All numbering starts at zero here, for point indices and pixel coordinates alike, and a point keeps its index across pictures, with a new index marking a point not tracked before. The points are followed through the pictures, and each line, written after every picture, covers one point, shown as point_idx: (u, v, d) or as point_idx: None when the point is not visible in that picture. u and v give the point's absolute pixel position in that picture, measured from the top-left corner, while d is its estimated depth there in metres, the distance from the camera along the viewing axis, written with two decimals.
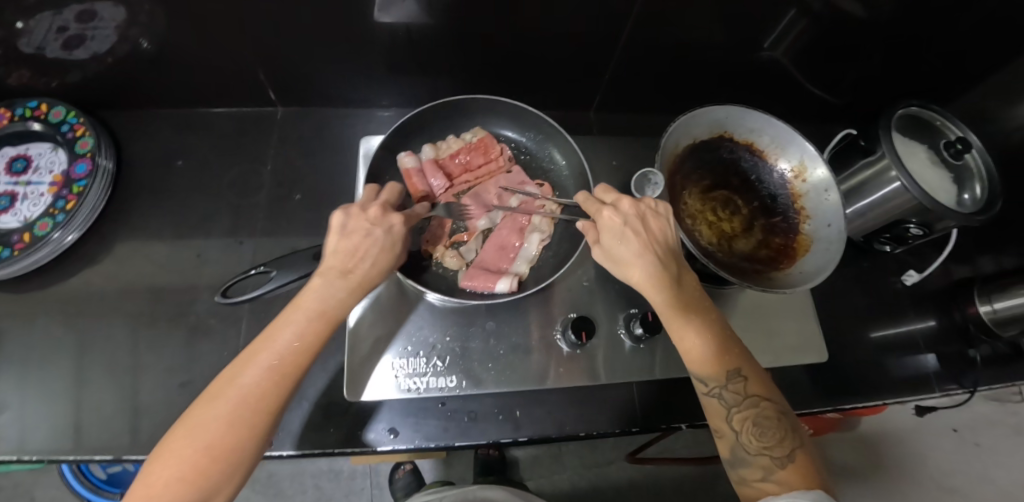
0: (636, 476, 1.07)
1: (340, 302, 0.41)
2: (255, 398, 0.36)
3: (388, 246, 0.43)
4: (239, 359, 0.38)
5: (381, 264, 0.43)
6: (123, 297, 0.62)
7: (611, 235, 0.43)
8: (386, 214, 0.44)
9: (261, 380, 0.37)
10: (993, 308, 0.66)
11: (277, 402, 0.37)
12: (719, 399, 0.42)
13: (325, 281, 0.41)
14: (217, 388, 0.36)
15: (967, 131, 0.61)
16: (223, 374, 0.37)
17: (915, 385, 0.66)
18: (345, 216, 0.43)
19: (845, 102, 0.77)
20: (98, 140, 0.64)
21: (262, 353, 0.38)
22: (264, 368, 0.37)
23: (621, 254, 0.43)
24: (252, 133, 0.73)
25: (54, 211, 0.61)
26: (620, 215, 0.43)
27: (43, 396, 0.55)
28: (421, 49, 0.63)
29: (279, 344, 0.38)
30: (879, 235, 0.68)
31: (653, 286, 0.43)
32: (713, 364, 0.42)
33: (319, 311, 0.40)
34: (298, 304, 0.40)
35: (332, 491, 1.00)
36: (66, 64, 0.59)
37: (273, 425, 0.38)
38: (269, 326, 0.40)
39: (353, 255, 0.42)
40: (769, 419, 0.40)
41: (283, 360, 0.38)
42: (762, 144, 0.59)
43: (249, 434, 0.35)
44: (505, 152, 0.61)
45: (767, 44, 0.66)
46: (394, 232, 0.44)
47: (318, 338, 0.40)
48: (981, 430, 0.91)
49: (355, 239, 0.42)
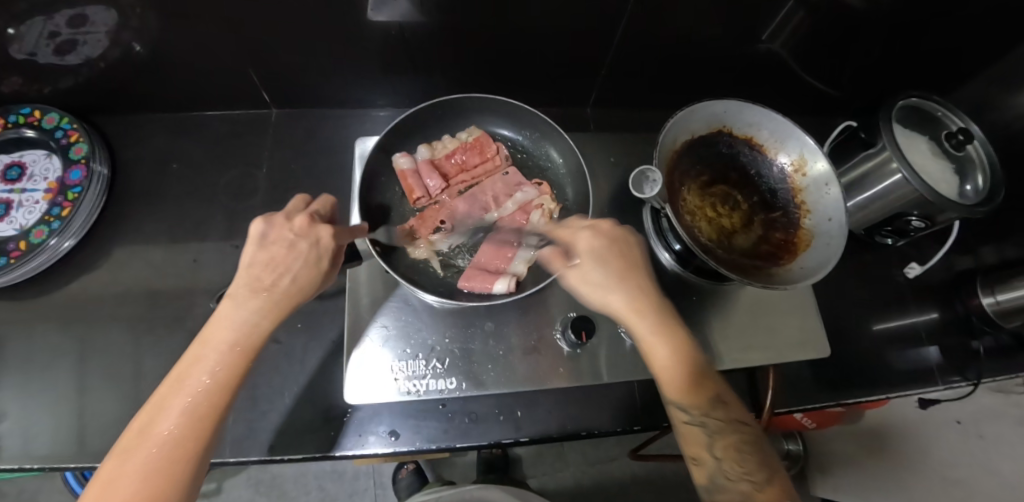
0: (639, 472, 1.07)
1: (253, 327, 0.40)
2: (172, 447, 0.34)
3: (313, 259, 0.43)
4: (144, 412, 0.36)
5: (302, 280, 0.42)
6: (121, 303, 0.61)
7: (594, 258, 0.44)
8: (313, 225, 0.44)
9: (177, 426, 0.35)
10: (996, 300, 0.64)
11: (198, 447, 0.35)
12: (701, 426, 0.40)
13: (238, 302, 0.40)
14: (128, 444, 0.34)
15: (969, 121, 0.61)
16: (131, 430, 0.35)
17: (918, 378, 0.66)
18: (267, 225, 0.43)
19: (843, 94, 0.76)
20: (92, 146, 0.64)
21: (172, 397, 0.36)
22: (181, 414, 0.35)
23: (602, 277, 0.43)
24: (247, 136, 0.72)
25: (49, 219, 0.60)
26: (599, 238, 0.45)
27: (43, 402, 0.55)
28: (415, 49, 0.62)
29: (192, 386, 0.37)
30: (881, 229, 0.67)
31: (631, 308, 0.43)
32: (694, 390, 0.41)
33: (230, 346, 0.38)
34: (205, 342, 0.39)
35: (335, 492, 1.00)
36: (59, 69, 0.59)
37: (200, 472, 0.36)
38: (177, 369, 0.38)
39: (272, 268, 0.41)
40: (750, 444, 0.40)
41: (201, 401, 0.36)
42: (761, 138, 0.58)
43: (172, 487, 0.33)
44: (502, 151, 0.60)
45: (765, 36, 0.66)
46: (320, 245, 0.44)
47: (233, 376, 0.38)
48: (985, 421, 0.81)
49: (276, 250, 0.42)
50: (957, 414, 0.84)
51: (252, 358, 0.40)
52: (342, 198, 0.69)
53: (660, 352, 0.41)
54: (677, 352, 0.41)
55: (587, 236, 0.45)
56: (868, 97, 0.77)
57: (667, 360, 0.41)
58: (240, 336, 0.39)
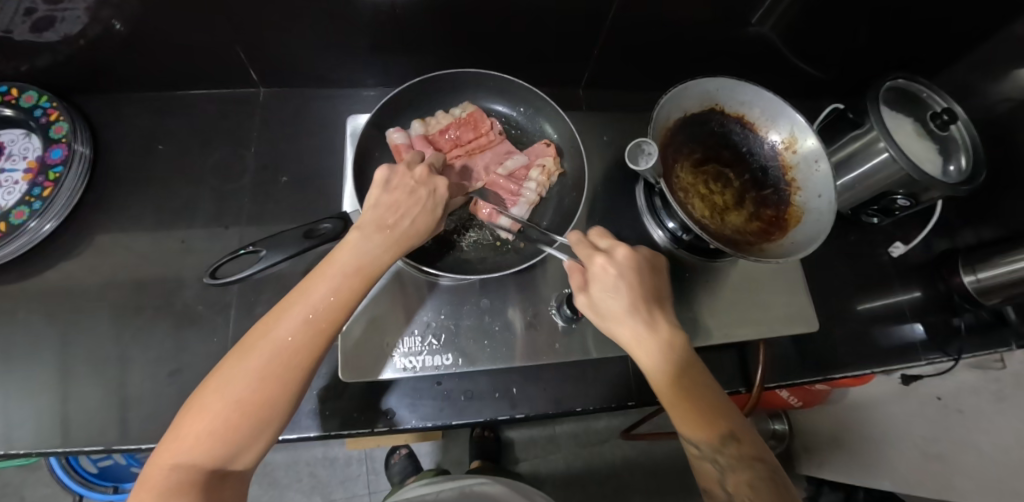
0: (630, 453, 1.08)
1: (375, 258, 0.41)
2: (287, 355, 0.36)
3: (430, 207, 0.44)
4: (273, 314, 0.38)
5: (421, 224, 0.43)
6: (106, 287, 0.60)
7: (599, 285, 0.44)
8: (430, 176, 0.45)
9: (295, 335, 0.37)
10: (977, 278, 0.66)
11: (310, 358, 0.37)
12: (713, 463, 0.42)
13: (363, 235, 0.41)
14: (250, 342, 0.37)
15: (952, 102, 0.62)
16: (256, 330, 0.37)
17: (900, 353, 0.68)
18: (390, 172, 0.44)
19: (830, 76, 0.77)
20: (73, 125, 0.62)
21: (296, 307, 0.38)
22: (300, 325, 0.37)
23: (608, 306, 0.44)
24: (234, 116, 0.71)
25: (30, 199, 0.59)
26: (613, 265, 0.44)
27: (30, 387, 0.54)
28: (406, 26, 0.61)
29: (313, 300, 0.38)
30: (867, 207, 0.69)
31: (634, 339, 0.43)
32: (704, 427, 0.42)
33: (353, 269, 0.40)
34: (332, 262, 0.40)
35: (328, 478, 1.00)
36: (36, 46, 0.56)
37: (307, 380, 0.38)
38: (305, 279, 0.40)
39: (395, 210, 0.42)
40: (771, 487, 0.40)
41: (318, 318, 0.38)
42: (752, 117, 0.59)
43: (280, 392, 0.36)
44: (496, 127, 0.60)
45: (756, 18, 0.66)
46: (437, 195, 0.45)
47: (350, 298, 0.39)
48: (965, 397, 0.82)
49: (399, 195, 0.43)
50: (937, 390, 0.85)
51: (369, 284, 0.41)
52: (332, 179, 0.68)
53: (670, 387, 0.42)
54: (684, 388, 0.42)
55: (593, 262, 0.44)
56: (856, 79, 0.78)
57: (674, 396, 0.42)
58: (362, 261, 0.40)
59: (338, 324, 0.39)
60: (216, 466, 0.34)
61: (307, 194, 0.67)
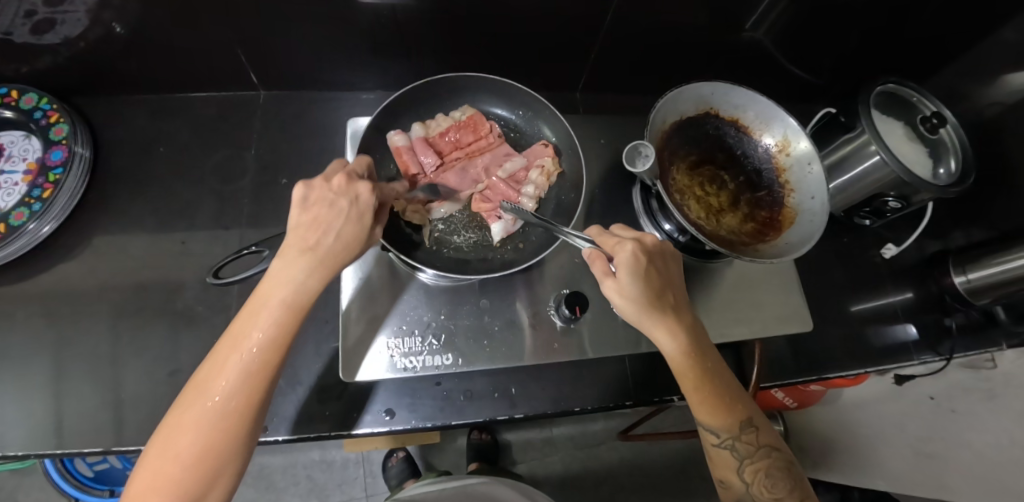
0: (627, 455, 1.09)
1: (302, 286, 0.39)
2: (230, 403, 0.36)
3: (355, 216, 0.41)
4: (206, 364, 0.37)
5: (347, 237, 0.41)
6: (105, 289, 0.60)
7: (632, 272, 0.42)
8: (352, 183, 0.42)
9: (233, 384, 0.36)
10: (968, 279, 0.67)
11: (249, 404, 0.37)
12: (730, 450, 0.45)
13: (287, 261, 0.39)
14: (190, 395, 0.36)
15: (941, 106, 0.63)
16: (193, 382, 0.37)
17: (893, 353, 0.68)
18: (306, 188, 0.40)
19: (823, 81, 0.79)
20: (73, 127, 0.62)
21: (228, 354, 0.37)
22: (236, 371, 0.37)
23: (640, 296, 0.43)
24: (234, 118, 0.71)
25: (30, 201, 0.59)
26: (643, 253, 0.43)
27: (29, 388, 0.54)
28: (406, 30, 0.62)
29: (245, 344, 0.37)
30: (859, 209, 0.70)
31: (663, 332, 0.43)
32: (726, 417, 0.45)
33: (281, 303, 0.38)
34: (258, 301, 0.38)
35: (325, 482, 1.00)
36: (36, 49, 0.57)
37: (255, 423, 0.38)
38: (234, 323, 0.38)
39: (316, 227, 0.40)
40: (780, 470, 0.45)
41: (253, 361, 0.37)
42: (747, 120, 0.60)
43: (227, 439, 0.36)
44: (495, 129, 0.60)
45: (749, 25, 0.67)
46: (361, 202, 0.41)
47: (285, 334, 0.38)
48: (957, 397, 0.85)
49: (319, 210, 0.40)
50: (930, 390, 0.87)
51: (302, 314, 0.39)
52: None
53: (696, 381, 0.44)
54: (709, 378, 0.44)
55: (623, 250, 0.43)
56: (848, 84, 0.79)
57: (699, 388, 0.44)
58: (289, 292, 0.38)
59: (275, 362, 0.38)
60: None
61: None
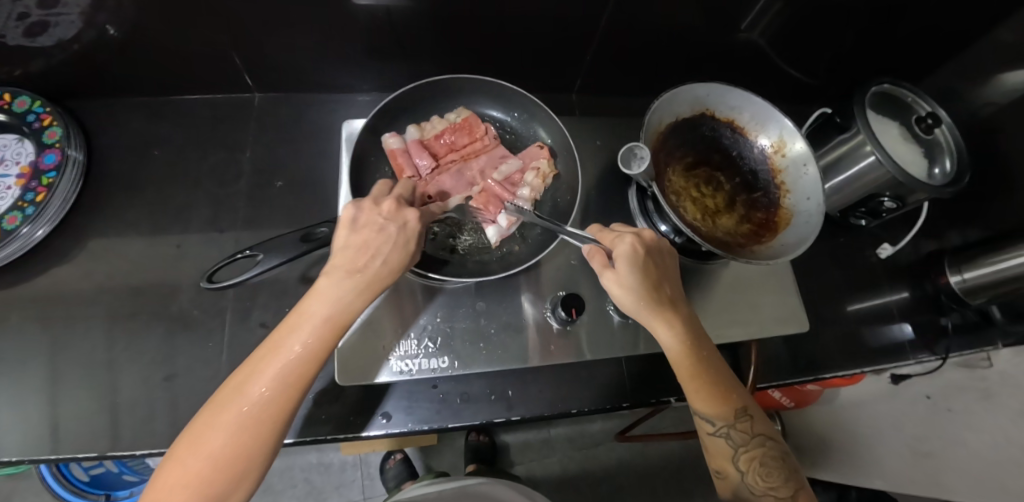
0: (624, 456, 1.09)
1: (346, 306, 0.39)
2: (262, 408, 0.36)
3: (402, 242, 0.42)
4: (246, 368, 0.37)
5: (393, 262, 0.41)
6: (100, 292, 0.60)
7: (630, 262, 0.43)
8: (400, 209, 0.43)
9: (268, 390, 0.36)
10: (963, 278, 0.67)
11: (281, 414, 0.37)
12: (725, 439, 0.45)
13: (333, 281, 0.40)
14: (223, 397, 0.36)
15: (936, 107, 0.63)
16: (229, 383, 0.37)
17: (890, 353, 0.69)
18: (357, 209, 0.42)
19: (818, 81, 0.79)
20: (67, 130, 0.62)
21: (268, 360, 0.37)
22: (273, 377, 0.37)
23: (637, 286, 0.43)
24: (230, 121, 0.71)
25: (23, 204, 0.58)
26: (640, 244, 0.44)
27: (23, 393, 0.54)
28: (401, 32, 0.62)
29: (286, 352, 0.37)
30: (855, 210, 0.70)
31: (659, 320, 0.44)
32: (720, 405, 0.45)
33: (324, 319, 0.39)
34: (302, 312, 0.39)
35: (322, 484, 1.00)
36: (29, 51, 0.56)
37: (283, 432, 0.37)
38: (275, 333, 0.39)
39: (365, 250, 0.40)
40: (775, 459, 0.45)
41: (290, 369, 0.37)
42: (743, 121, 0.60)
43: (256, 444, 0.36)
44: (490, 131, 0.60)
45: (744, 26, 0.67)
46: (408, 228, 0.42)
47: (325, 347, 0.39)
48: (953, 395, 0.85)
49: (367, 234, 0.41)
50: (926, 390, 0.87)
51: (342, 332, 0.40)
52: (327, 184, 0.68)
53: (692, 370, 0.44)
54: (705, 366, 0.44)
55: (622, 243, 0.44)
56: (843, 85, 0.80)
57: (696, 377, 0.44)
58: (332, 309, 0.39)
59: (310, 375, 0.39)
60: None
61: (302, 198, 0.67)
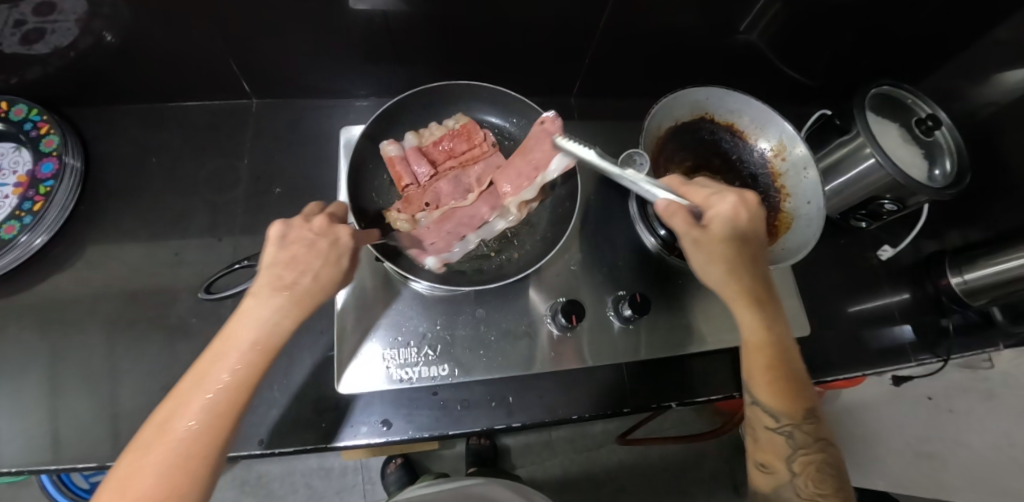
0: (626, 458, 1.09)
1: (274, 327, 0.38)
2: (190, 441, 0.34)
3: (333, 258, 0.41)
4: (168, 404, 0.35)
5: (323, 277, 0.41)
6: (98, 301, 0.60)
7: (726, 225, 0.42)
8: (332, 225, 0.43)
9: (197, 422, 0.34)
10: (964, 279, 0.67)
11: (215, 443, 0.35)
12: (786, 437, 0.43)
13: (258, 301, 0.39)
14: (149, 436, 0.34)
15: (936, 108, 0.63)
16: (153, 422, 0.35)
17: (891, 355, 0.68)
18: (286, 226, 0.41)
19: (817, 83, 0.79)
20: (64, 138, 0.62)
21: (192, 392, 0.35)
22: (201, 409, 0.35)
23: (727, 252, 0.42)
24: (227, 127, 0.71)
25: (21, 213, 0.58)
26: (740, 208, 0.42)
27: (21, 403, 0.54)
28: (399, 37, 0.62)
29: (210, 382, 0.36)
30: (856, 212, 0.70)
31: (744, 296, 0.43)
32: (790, 401, 0.43)
33: (251, 343, 0.37)
34: (226, 339, 0.37)
35: (323, 489, 1.00)
36: (26, 59, 0.56)
37: (218, 464, 0.35)
38: (198, 362, 0.37)
39: (294, 267, 0.40)
40: (830, 467, 0.43)
41: (220, 400, 0.35)
42: (742, 125, 0.60)
43: (191, 479, 0.33)
44: (489, 137, 0.59)
45: (743, 27, 0.66)
46: (340, 245, 0.42)
47: (253, 374, 0.37)
48: (955, 396, 0.86)
49: (296, 250, 0.40)
50: (927, 390, 0.88)
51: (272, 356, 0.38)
52: (325, 190, 0.68)
53: (770, 355, 0.43)
54: (784, 353, 0.43)
55: (725, 202, 0.42)
56: (842, 86, 0.79)
57: (771, 363, 0.43)
58: (260, 331, 0.37)
59: (241, 403, 0.37)
60: None
61: (300, 204, 0.67)
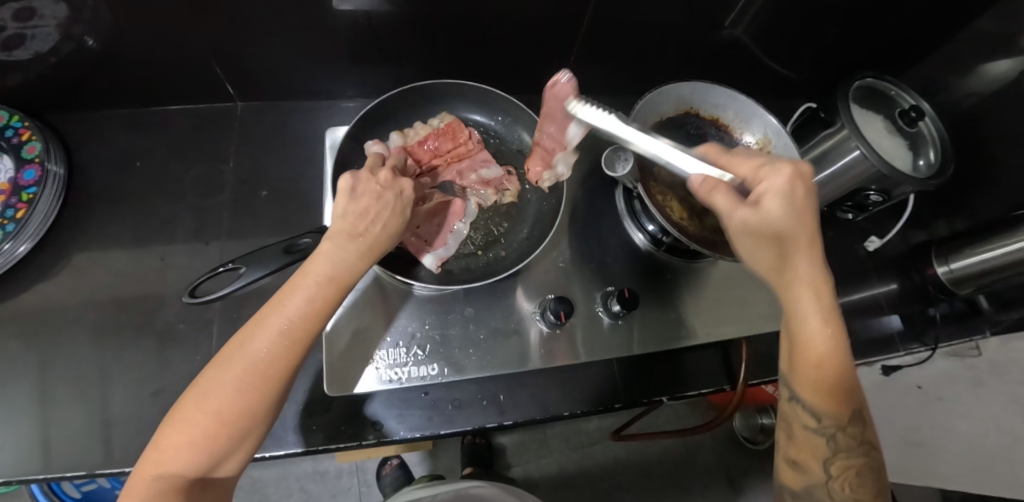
0: (621, 454, 1.09)
1: (349, 267, 0.38)
2: (265, 366, 0.35)
3: (399, 209, 0.41)
4: (250, 323, 0.36)
5: (392, 228, 0.41)
6: (84, 308, 0.59)
7: (786, 201, 0.36)
8: (396, 179, 0.42)
9: (272, 347, 0.35)
10: (950, 269, 0.68)
11: (285, 371, 0.35)
12: (827, 438, 0.40)
13: (334, 244, 0.38)
14: (228, 352, 0.35)
15: (919, 100, 0.64)
16: (235, 338, 0.35)
17: (879, 345, 0.69)
18: (355, 179, 0.40)
19: (802, 77, 0.79)
20: (47, 145, 0.61)
21: (272, 316, 0.36)
22: (274, 335, 0.35)
23: (785, 235, 0.37)
24: (213, 131, 0.70)
25: (3, 221, 0.58)
26: (799, 181, 0.37)
27: (8, 413, 0.53)
28: (383, 37, 0.61)
29: (285, 310, 0.36)
30: (842, 204, 0.70)
31: (805, 287, 0.37)
32: (840, 404, 0.39)
33: (326, 278, 0.37)
34: (304, 271, 0.37)
35: (319, 492, 0.99)
36: (6, 65, 0.55)
37: (287, 388, 0.37)
38: (278, 291, 0.37)
39: (364, 217, 0.39)
40: (873, 473, 0.40)
41: (293, 327, 0.36)
42: (727, 119, 0.61)
43: (261, 401, 0.35)
44: (474, 136, 0.59)
45: (727, 22, 0.68)
46: (405, 197, 0.42)
47: (327, 306, 0.37)
48: (943, 385, 0.85)
49: (367, 201, 0.40)
50: (917, 379, 0.89)
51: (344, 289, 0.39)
52: (312, 192, 0.68)
53: (835, 362, 0.37)
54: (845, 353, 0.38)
55: (779, 176, 0.37)
56: (826, 80, 0.80)
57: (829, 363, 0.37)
58: (335, 268, 0.38)
59: (314, 333, 0.37)
60: (197, 476, 0.34)
61: (287, 207, 0.67)
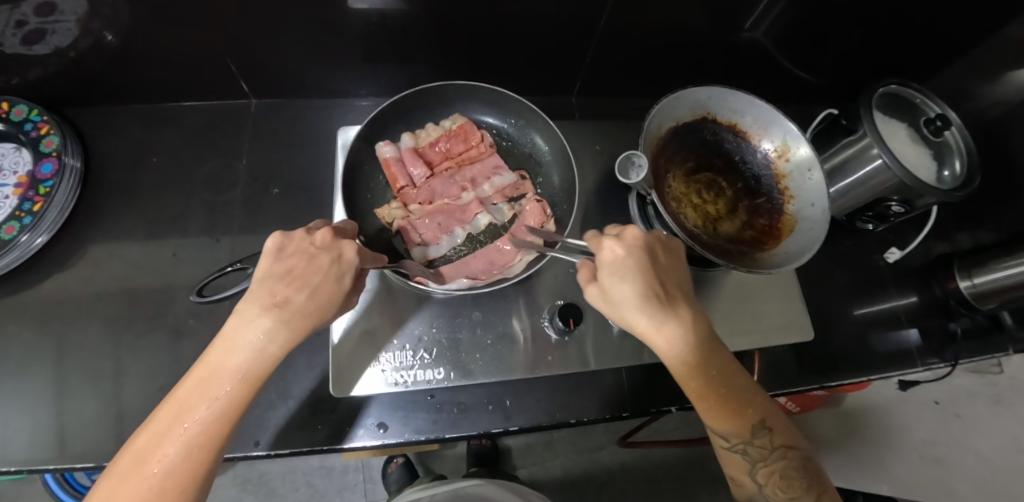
0: (628, 460, 1.08)
1: (265, 350, 0.37)
2: (171, 474, 0.33)
3: (334, 275, 0.41)
4: (146, 434, 0.34)
5: (313, 275, 0.40)
6: (97, 301, 0.60)
7: (617, 276, 0.40)
8: (337, 239, 0.42)
9: (179, 456, 0.34)
10: (973, 283, 0.65)
11: (199, 475, 0.34)
12: (742, 453, 0.41)
13: (250, 321, 0.37)
14: (124, 467, 0.33)
15: (945, 108, 0.62)
16: (132, 452, 0.34)
17: (898, 359, 0.67)
18: (286, 238, 0.41)
19: (824, 82, 0.77)
20: (64, 139, 0.62)
21: (174, 423, 0.34)
22: (182, 442, 0.34)
23: (630, 303, 0.40)
24: (227, 127, 0.70)
25: (20, 214, 0.59)
26: (623, 247, 0.41)
27: (20, 402, 0.54)
28: (397, 37, 0.61)
29: (189, 415, 0.35)
30: (862, 214, 0.68)
31: (664, 333, 0.40)
32: (734, 417, 0.41)
33: (239, 372, 0.36)
34: (212, 367, 0.36)
35: (325, 487, 1.00)
36: (27, 60, 0.56)
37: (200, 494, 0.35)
38: (178, 391, 0.36)
39: (290, 281, 0.39)
40: (796, 470, 0.41)
41: (202, 429, 0.35)
42: (745, 125, 0.59)
43: None
44: (486, 139, 0.59)
45: (747, 25, 0.65)
46: (342, 260, 0.42)
47: (236, 406, 0.36)
48: (961, 401, 0.88)
49: (295, 263, 0.40)
50: (935, 395, 0.89)
51: (259, 383, 0.38)
52: (323, 190, 0.68)
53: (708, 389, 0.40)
54: (716, 379, 0.40)
55: (607, 250, 0.41)
56: (850, 85, 0.78)
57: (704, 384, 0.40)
58: (251, 354, 0.37)
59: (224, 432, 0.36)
60: None
61: (298, 205, 0.67)
